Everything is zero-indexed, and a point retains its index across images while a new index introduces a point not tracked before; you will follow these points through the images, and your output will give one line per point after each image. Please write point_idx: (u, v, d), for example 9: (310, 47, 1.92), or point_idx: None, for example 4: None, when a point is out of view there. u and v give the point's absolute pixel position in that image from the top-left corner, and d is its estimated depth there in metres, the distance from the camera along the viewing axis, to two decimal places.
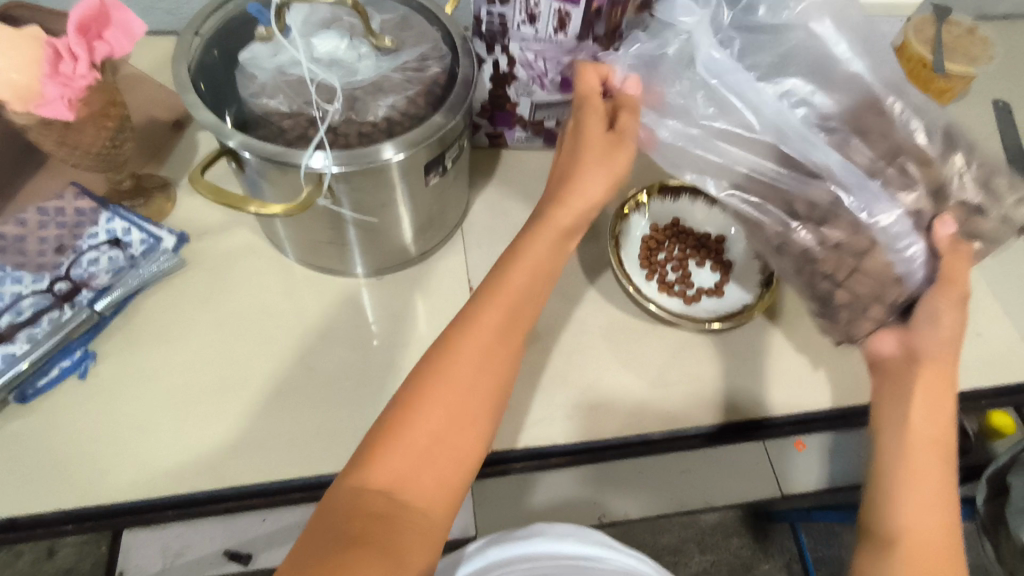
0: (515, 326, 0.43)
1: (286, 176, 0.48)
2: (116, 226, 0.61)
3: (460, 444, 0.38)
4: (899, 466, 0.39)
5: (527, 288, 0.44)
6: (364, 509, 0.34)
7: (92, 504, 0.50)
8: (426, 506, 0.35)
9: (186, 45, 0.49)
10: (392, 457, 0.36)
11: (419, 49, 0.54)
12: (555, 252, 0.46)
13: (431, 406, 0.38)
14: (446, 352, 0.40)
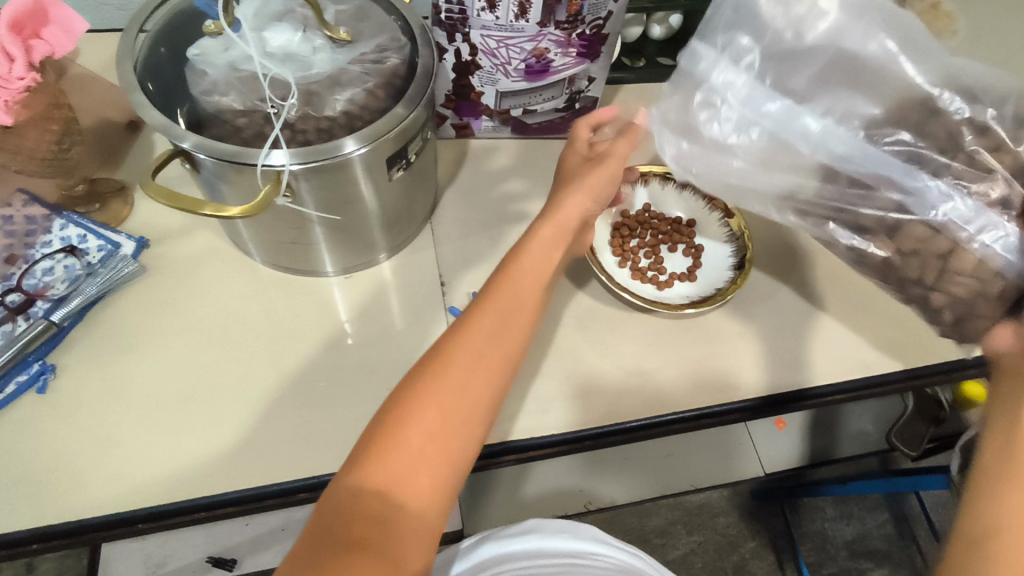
0: (512, 326, 0.42)
1: (242, 176, 0.46)
2: (71, 234, 0.60)
3: (455, 445, 0.37)
4: (1013, 443, 0.35)
5: (524, 293, 0.44)
6: (360, 512, 0.34)
7: (55, 523, 0.48)
8: (421, 510, 0.35)
9: (130, 43, 0.47)
10: (389, 457, 0.35)
11: (376, 40, 0.53)
12: (545, 260, 0.47)
13: (429, 404, 0.37)
14: (445, 352, 0.39)
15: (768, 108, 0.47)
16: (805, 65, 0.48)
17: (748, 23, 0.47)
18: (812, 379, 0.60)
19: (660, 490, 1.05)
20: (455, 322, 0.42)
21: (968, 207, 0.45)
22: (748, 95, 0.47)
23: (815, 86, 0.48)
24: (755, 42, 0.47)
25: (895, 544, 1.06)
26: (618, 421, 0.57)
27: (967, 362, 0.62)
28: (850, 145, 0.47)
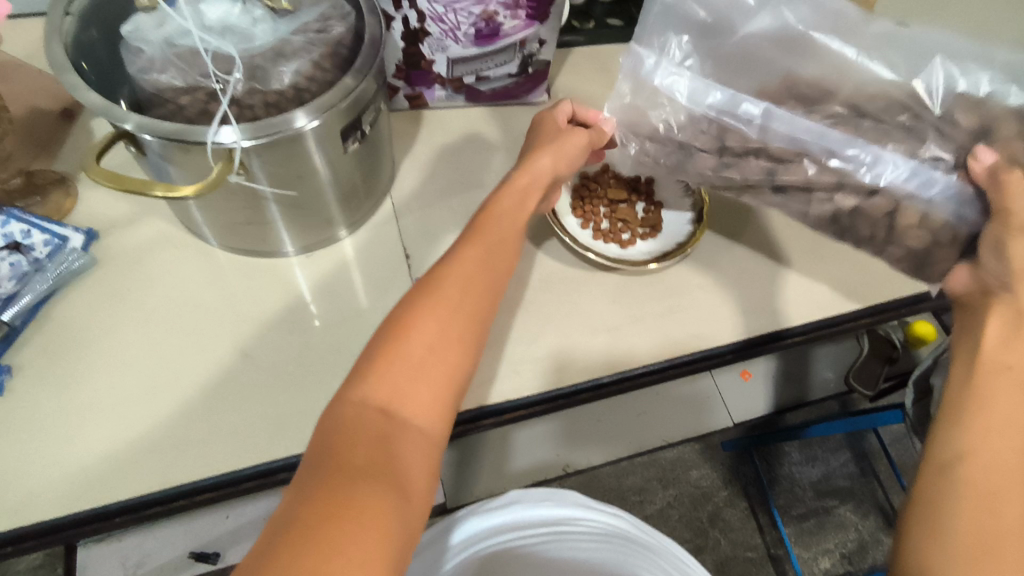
0: (494, 258, 0.43)
1: (191, 155, 0.45)
2: (14, 230, 0.56)
3: (453, 359, 0.37)
4: (972, 378, 0.37)
5: (503, 231, 0.45)
6: (366, 422, 0.33)
7: (29, 523, 0.47)
8: (424, 424, 0.35)
9: (56, 25, 0.44)
10: (390, 370, 0.35)
11: (318, 9, 0.51)
12: (524, 204, 0.48)
13: (423, 323, 0.37)
14: (435, 278, 0.40)
15: (704, 100, 0.51)
16: (736, 55, 0.52)
17: (678, 23, 0.51)
18: (771, 326, 0.62)
19: (635, 448, 1.08)
20: (440, 258, 0.42)
21: (904, 167, 0.47)
22: (686, 89, 0.51)
23: (751, 73, 0.52)
24: (688, 41, 0.51)
25: (858, 481, 1.12)
26: (588, 378, 0.58)
27: (914, 298, 0.66)
28: (791, 123, 0.49)
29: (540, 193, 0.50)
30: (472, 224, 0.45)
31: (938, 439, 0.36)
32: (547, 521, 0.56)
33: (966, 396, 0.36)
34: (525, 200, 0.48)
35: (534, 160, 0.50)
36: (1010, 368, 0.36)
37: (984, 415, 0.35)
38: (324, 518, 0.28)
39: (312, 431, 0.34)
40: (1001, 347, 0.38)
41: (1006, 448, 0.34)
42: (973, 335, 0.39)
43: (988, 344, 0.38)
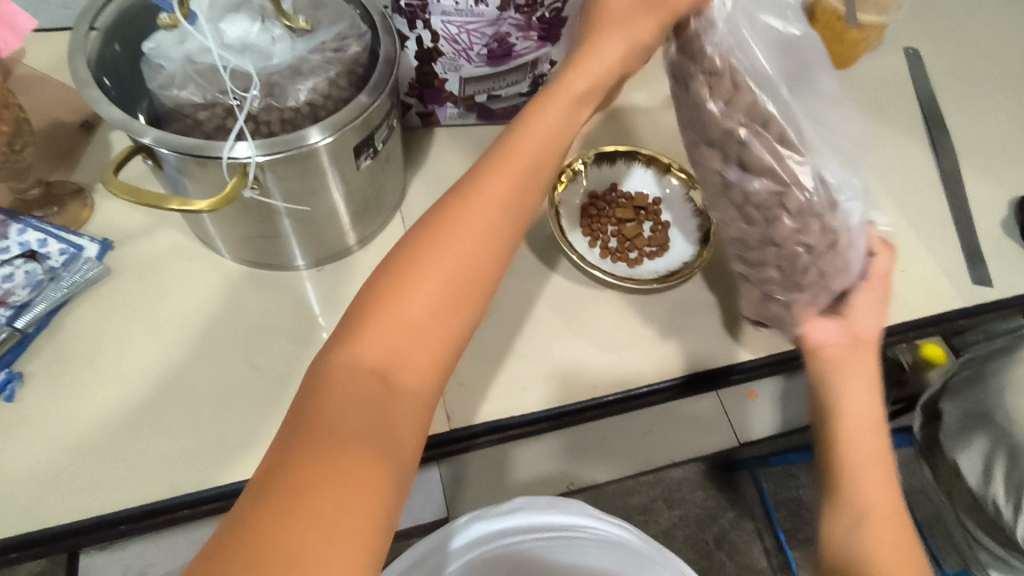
0: (519, 199, 0.40)
1: (206, 169, 0.46)
2: (30, 239, 0.56)
3: (452, 317, 0.36)
4: (849, 432, 0.44)
5: (536, 160, 0.41)
6: (357, 378, 0.33)
7: (37, 529, 0.47)
8: (416, 385, 0.34)
9: (81, 40, 0.46)
10: (385, 329, 0.34)
11: (336, 28, 0.52)
12: (566, 119, 0.43)
13: (427, 278, 0.36)
14: (447, 220, 0.38)
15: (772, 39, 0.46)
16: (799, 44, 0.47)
17: None
18: (777, 348, 0.62)
19: (640, 467, 1.08)
20: (457, 186, 0.39)
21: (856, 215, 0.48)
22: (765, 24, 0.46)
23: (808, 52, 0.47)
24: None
25: None
26: (594, 395, 0.58)
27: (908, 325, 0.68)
28: (807, 127, 0.47)
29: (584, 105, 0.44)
30: (496, 146, 0.41)
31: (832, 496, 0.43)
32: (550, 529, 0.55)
33: (849, 455, 0.43)
34: (564, 120, 0.42)
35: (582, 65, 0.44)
36: (868, 417, 0.44)
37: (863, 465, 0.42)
38: (304, 480, 0.28)
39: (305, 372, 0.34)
40: (860, 403, 0.45)
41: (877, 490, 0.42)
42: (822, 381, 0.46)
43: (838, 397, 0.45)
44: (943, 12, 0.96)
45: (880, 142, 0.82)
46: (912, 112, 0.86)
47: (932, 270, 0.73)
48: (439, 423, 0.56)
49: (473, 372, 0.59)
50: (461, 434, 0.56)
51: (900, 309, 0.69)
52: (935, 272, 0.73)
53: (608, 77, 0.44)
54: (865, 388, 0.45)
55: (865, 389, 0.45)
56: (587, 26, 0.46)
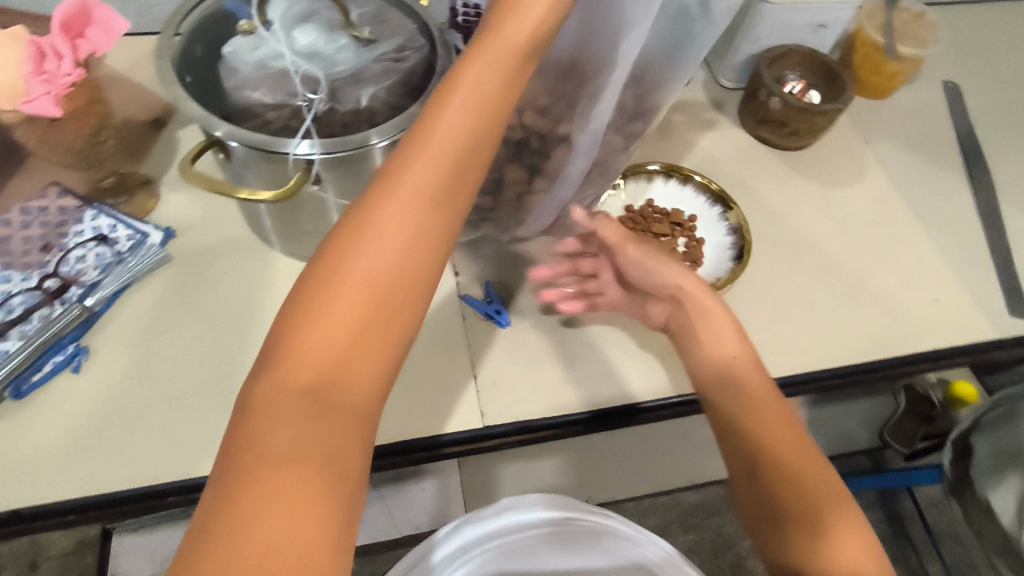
0: (448, 186, 0.36)
1: (270, 165, 0.50)
2: (102, 223, 0.61)
3: (388, 327, 0.34)
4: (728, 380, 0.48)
5: (461, 145, 0.36)
6: (285, 407, 0.30)
7: (97, 493, 0.50)
8: (356, 401, 0.32)
9: (168, 45, 0.50)
10: (310, 351, 0.32)
11: (396, 41, 0.55)
12: (498, 98, 0.38)
13: (349, 293, 0.33)
14: (370, 222, 0.34)
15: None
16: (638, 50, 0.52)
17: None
18: (798, 368, 0.66)
19: (659, 488, 1.07)
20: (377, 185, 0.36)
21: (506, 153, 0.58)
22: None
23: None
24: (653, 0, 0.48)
25: (889, 543, 1.09)
26: (620, 403, 0.61)
27: (939, 354, 0.68)
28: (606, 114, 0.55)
29: (513, 78, 0.38)
30: (411, 135, 0.37)
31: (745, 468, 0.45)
32: (543, 524, 0.56)
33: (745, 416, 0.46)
34: (489, 97, 0.37)
35: (494, 39, 0.38)
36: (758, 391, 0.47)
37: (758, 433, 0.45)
38: (251, 514, 0.27)
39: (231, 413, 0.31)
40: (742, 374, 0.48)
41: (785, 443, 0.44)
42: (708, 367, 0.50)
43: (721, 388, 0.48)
44: (984, 48, 0.97)
45: (915, 171, 0.84)
46: (949, 145, 0.87)
47: (965, 302, 0.72)
48: (471, 418, 0.59)
49: (504, 372, 0.62)
50: (488, 432, 0.59)
51: (933, 338, 0.69)
52: (968, 303, 0.72)
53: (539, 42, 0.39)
54: (751, 373, 0.48)
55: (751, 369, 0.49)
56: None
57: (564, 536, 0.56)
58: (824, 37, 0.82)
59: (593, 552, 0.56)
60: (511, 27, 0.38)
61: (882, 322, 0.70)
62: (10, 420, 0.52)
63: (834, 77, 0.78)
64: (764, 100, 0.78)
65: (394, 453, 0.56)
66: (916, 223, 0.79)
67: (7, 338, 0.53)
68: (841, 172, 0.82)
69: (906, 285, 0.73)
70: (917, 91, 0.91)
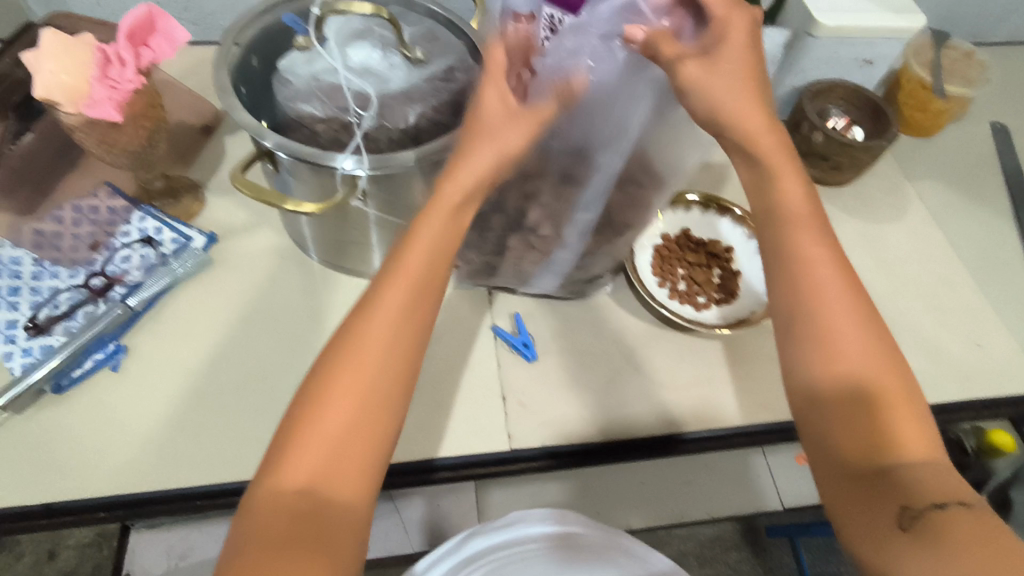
0: (419, 304, 0.40)
1: (319, 176, 0.50)
2: (149, 226, 0.63)
3: (375, 426, 0.37)
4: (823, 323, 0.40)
5: (429, 270, 0.41)
6: (283, 509, 0.34)
7: (126, 492, 0.50)
8: (347, 498, 0.35)
9: (226, 54, 0.51)
10: (304, 456, 0.35)
11: (446, 61, 0.56)
12: (457, 223, 0.43)
13: (336, 402, 0.37)
14: (356, 334, 0.39)
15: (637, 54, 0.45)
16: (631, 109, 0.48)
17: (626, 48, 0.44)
18: None
19: (675, 518, 1.04)
20: (358, 307, 0.40)
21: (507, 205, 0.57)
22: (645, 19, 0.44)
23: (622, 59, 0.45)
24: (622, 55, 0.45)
25: None
26: (651, 432, 0.59)
27: (983, 402, 0.65)
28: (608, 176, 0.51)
29: (470, 204, 0.44)
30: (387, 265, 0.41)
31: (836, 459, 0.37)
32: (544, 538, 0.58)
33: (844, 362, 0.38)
34: (453, 223, 0.42)
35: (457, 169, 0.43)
36: (860, 357, 0.38)
37: (861, 416, 0.37)
38: None
39: (233, 516, 0.35)
40: (842, 335, 0.39)
41: (896, 416, 0.37)
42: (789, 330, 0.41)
43: (812, 368, 0.39)
44: None
45: (961, 211, 0.82)
46: (995, 186, 0.85)
47: (1010, 349, 0.70)
48: (498, 439, 0.58)
49: (534, 394, 0.61)
50: (514, 455, 0.57)
51: (977, 383, 0.67)
52: (1014, 350, 0.70)
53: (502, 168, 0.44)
54: (851, 321, 0.39)
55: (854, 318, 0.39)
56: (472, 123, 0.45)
57: (564, 547, 0.58)
58: (869, 73, 0.81)
59: (593, 563, 0.58)
60: (505, 133, 0.43)
61: (923, 365, 0.68)
62: (48, 413, 0.53)
63: (880, 114, 0.77)
64: (806, 133, 0.77)
65: (419, 471, 0.55)
66: (959, 263, 0.77)
67: (52, 334, 0.55)
68: (882, 208, 0.81)
69: (948, 327, 0.71)
70: (964, 130, 0.90)
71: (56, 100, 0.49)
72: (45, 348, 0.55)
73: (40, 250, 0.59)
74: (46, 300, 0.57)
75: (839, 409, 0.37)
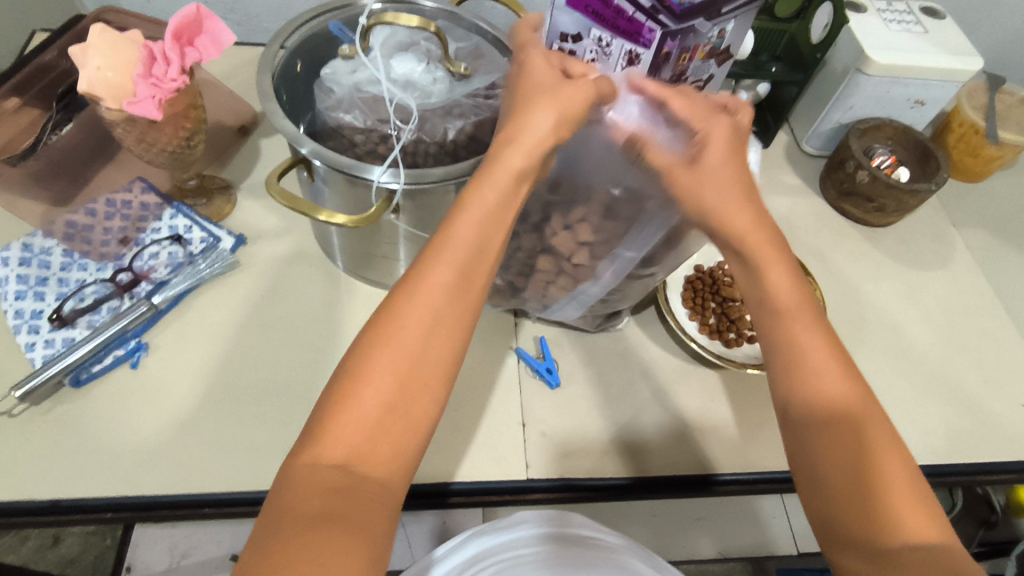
0: (468, 282, 0.40)
1: (354, 187, 0.49)
2: (179, 223, 0.62)
3: (414, 407, 0.36)
4: (802, 356, 0.41)
5: (478, 245, 0.40)
6: (319, 481, 0.33)
7: (137, 495, 0.49)
8: (382, 478, 0.35)
9: (271, 55, 0.51)
10: (343, 430, 0.35)
11: (489, 78, 0.55)
12: (505, 202, 0.42)
13: (377, 376, 0.36)
14: (399, 309, 0.38)
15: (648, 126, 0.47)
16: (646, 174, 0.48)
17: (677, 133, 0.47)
18: None
19: (686, 556, 0.99)
20: (404, 279, 0.39)
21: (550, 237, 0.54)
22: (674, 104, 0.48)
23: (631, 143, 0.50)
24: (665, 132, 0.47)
25: None
26: (674, 470, 0.57)
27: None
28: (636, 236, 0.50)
29: (526, 174, 0.43)
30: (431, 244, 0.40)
31: (832, 516, 0.37)
32: (550, 544, 0.52)
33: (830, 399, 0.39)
34: (506, 196, 0.42)
35: (525, 125, 0.43)
36: (844, 395, 0.39)
37: (852, 452, 0.38)
38: None
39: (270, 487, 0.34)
40: (829, 380, 0.40)
41: (889, 462, 0.37)
42: (784, 371, 0.41)
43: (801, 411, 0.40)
44: None
45: (1007, 261, 0.79)
46: None
47: None
48: (515, 468, 0.56)
49: (554, 424, 0.59)
50: (531, 485, 0.55)
51: (1020, 446, 0.63)
52: None
53: (560, 130, 0.43)
54: (839, 371, 0.40)
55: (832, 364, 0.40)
56: (524, 99, 0.45)
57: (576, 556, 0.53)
58: (920, 113, 0.78)
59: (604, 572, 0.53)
60: (538, 118, 0.43)
61: (963, 422, 0.65)
62: (65, 407, 0.53)
63: (929, 155, 0.74)
64: (851, 171, 0.75)
65: (433, 494, 0.53)
66: (1004, 317, 0.73)
67: (76, 327, 0.55)
68: (925, 254, 0.78)
69: (991, 384, 0.68)
70: (1013, 178, 0.87)
71: (98, 96, 0.49)
72: (68, 341, 0.54)
73: (72, 241, 0.59)
74: (73, 292, 0.57)
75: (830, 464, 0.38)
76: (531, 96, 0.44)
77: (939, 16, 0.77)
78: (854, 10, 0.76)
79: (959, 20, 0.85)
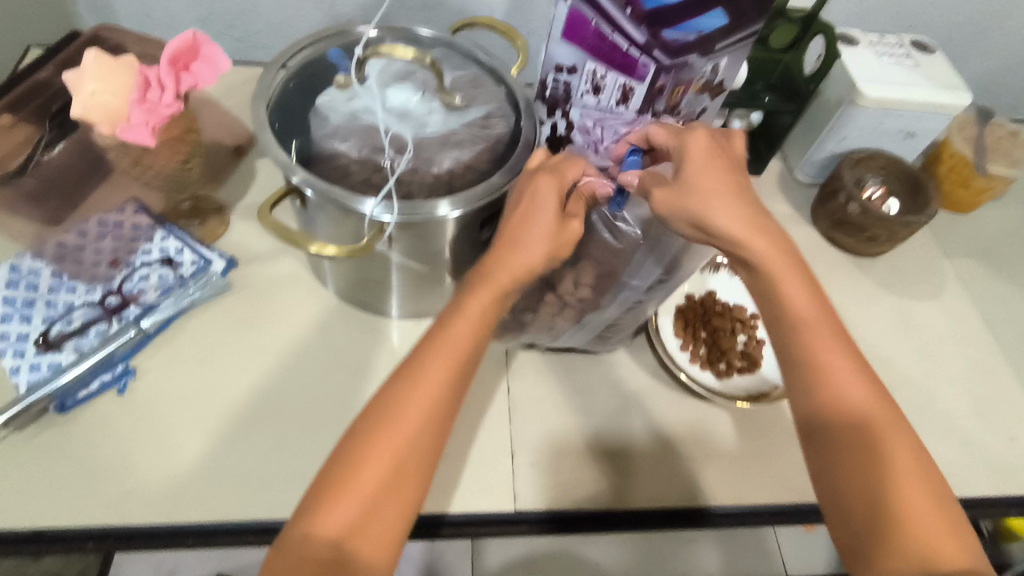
0: (465, 371, 0.42)
1: (348, 219, 0.50)
2: (170, 245, 0.62)
3: (404, 487, 0.38)
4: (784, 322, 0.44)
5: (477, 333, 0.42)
6: (315, 552, 0.35)
7: (120, 525, 0.49)
8: (373, 554, 0.36)
9: (271, 74, 0.52)
10: (340, 506, 0.37)
11: (486, 108, 0.56)
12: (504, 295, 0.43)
13: (377, 456, 0.38)
14: (399, 386, 0.40)
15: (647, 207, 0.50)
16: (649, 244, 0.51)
17: None
18: None
19: None
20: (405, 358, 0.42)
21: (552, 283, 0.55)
22: None
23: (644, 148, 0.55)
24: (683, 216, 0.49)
25: None
26: (664, 503, 0.57)
27: (1010, 499, 0.62)
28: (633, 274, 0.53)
29: (515, 289, 0.45)
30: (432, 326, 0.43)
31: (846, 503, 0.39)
32: None
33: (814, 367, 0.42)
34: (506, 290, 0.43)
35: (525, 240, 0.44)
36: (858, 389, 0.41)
37: (857, 446, 0.40)
38: None
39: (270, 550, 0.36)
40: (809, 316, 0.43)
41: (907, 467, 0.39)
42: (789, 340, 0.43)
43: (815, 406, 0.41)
44: None
45: (994, 292, 0.80)
46: None
47: None
48: (505, 498, 0.56)
49: (545, 453, 0.59)
50: (520, 517, 0.55)
51: (1010, 479, 0.64)
52: None
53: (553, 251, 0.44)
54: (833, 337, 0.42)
55: (860, 376, 0.41)
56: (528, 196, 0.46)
57: None
58: (912, 144, 0.79)
59: None
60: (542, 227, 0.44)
61: (951, 453, 0.65)
62: (48, 433, 0.52)
63: (920, 187, 0.75)
64: (842, 203, 0.76)
65: (420, 525, 0.53)
66: (993, 348, 0.74)
67: (63, 351, 0.54)
68: (916, 284, 0.79)
69: (979, 416, 0.68)
70: (1000, 208, 0.88)
71: (94, 121, 0.49)
72: (54, 365, 0.54)
73: (62, 263, 0.59)
74: (61, 315, 0.57)
75: (853, 492, 0.39)
76: (535, 198, 0.45)
77: (931, 50, 0.77)
78: (847, 43, 0.77)
79: (949, 52, 0.86)
